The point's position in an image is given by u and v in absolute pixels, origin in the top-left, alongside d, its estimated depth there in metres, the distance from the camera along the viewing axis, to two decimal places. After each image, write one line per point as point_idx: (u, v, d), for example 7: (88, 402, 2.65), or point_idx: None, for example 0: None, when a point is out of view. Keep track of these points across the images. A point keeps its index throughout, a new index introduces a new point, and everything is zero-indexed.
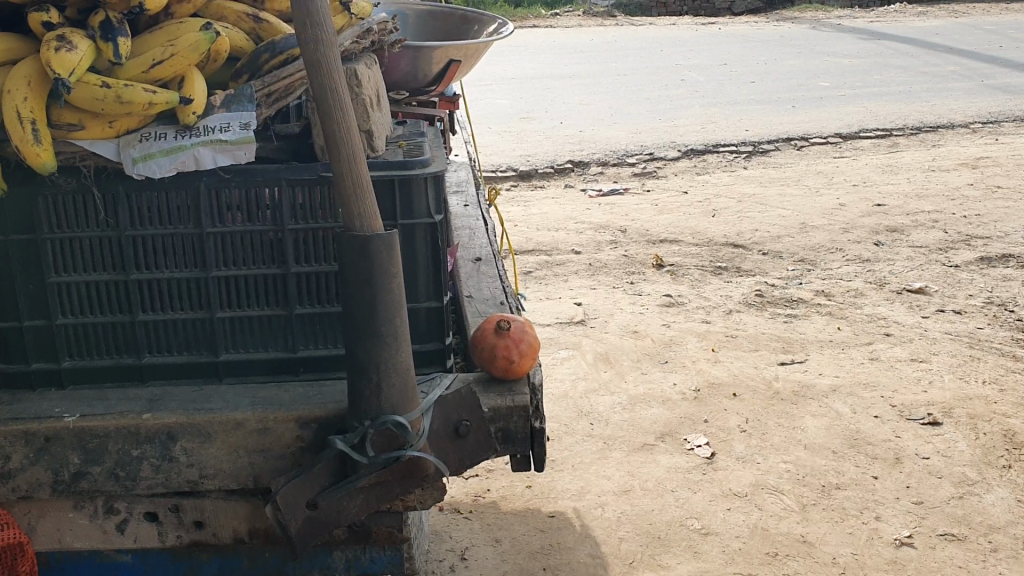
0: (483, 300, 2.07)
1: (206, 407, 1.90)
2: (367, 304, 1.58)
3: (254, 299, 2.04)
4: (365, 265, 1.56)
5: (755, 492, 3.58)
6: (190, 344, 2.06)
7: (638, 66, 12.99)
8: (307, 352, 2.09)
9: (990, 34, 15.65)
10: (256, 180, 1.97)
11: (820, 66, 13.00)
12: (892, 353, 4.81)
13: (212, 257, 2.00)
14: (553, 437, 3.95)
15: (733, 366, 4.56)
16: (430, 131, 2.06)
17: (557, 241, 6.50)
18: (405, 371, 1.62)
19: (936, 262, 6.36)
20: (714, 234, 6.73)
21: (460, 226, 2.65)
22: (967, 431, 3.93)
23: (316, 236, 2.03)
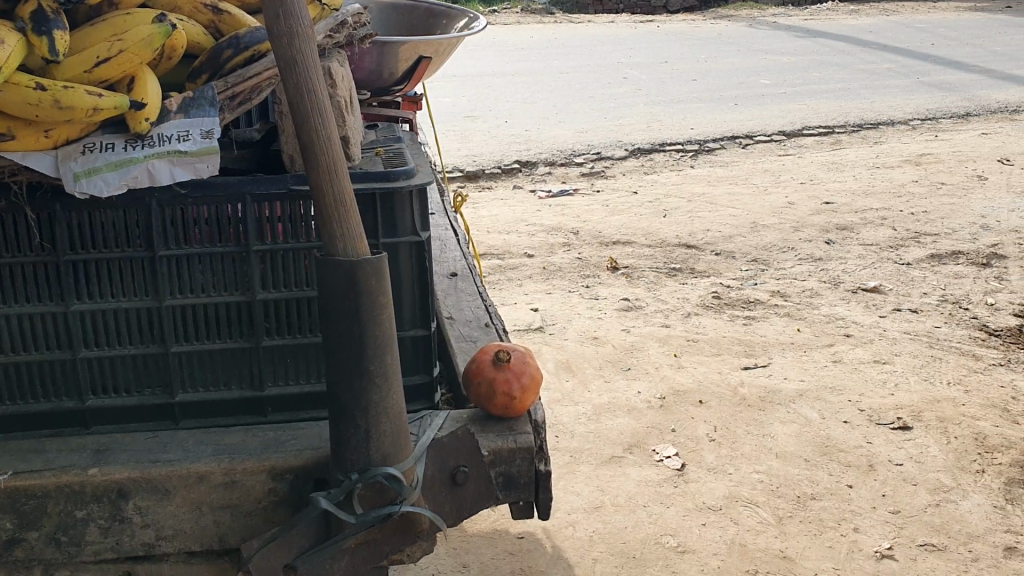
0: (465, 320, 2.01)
1: (165, 458, 1.83)
2: (353, 333, 1.56)
3: (213, 331, 1.96)
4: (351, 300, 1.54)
5: (729, 505, 3.47)
6: (144, 383, 1.98)
7: (579, 64, 12.87)
8: (276, 389, 2.03)
9: (920, 32, 15.92)
10: (215, 196, 1.89)
11: (760, 64, 13.04)
12: (854, 354, 4.75)
13: (166, 284, 1.92)
14: None
15: (698, 371, 4.44)
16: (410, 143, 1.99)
17: (508, 244, 6.33)
18: (396, 414, 1.62)
19: (887, 259, 6.35)
20: (666, 235, 6.63)
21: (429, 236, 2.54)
22: (938, 435, 3.89)
23: (283, 257, 1.96)
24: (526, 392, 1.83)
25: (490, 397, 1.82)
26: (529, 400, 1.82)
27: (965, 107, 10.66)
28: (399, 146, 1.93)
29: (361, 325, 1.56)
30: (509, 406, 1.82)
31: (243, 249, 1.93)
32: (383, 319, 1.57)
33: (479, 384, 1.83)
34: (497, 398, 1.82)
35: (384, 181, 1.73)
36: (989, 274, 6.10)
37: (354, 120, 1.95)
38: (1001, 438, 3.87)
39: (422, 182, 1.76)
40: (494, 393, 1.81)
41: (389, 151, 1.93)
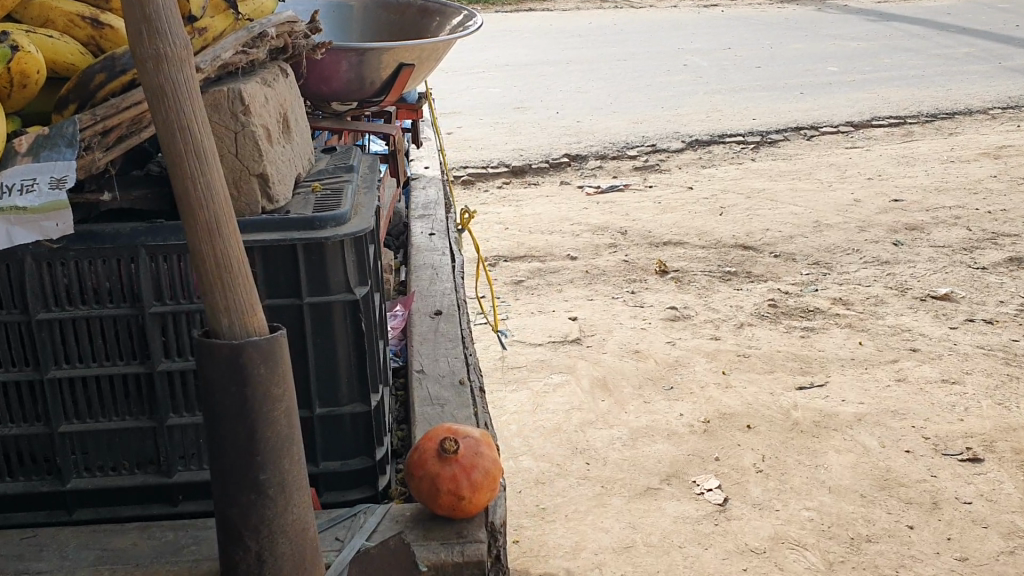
0: (435, 376, 1.95)
1: (35, 567, 1.57)
2: (241, 433, 1.33)
3: (107, 409, 1.67)
4: (236, 391, 1.30)
5: (775, 548, 3.17)
6: (32, 464, 1.70)
7: (638, 51, 12.45)
8: (183, 475, 1.73)
9: (1004, 14, 15.09)
10: (103, 250, 1.59)
11: (829, 50, 12.47)
12: (920, 372, 4.37)
13: (48, 354, 1.62)
14: (544, 480, 3.52)
15: (746, 392, 4.13)
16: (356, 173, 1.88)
17: (551, 245, 6.05)
18: (301, 528, 1.41)
19: (961, 263, 5.90)
20: (721, 235, 6.27)
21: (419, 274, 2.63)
22: (1013, 469, 3.52)
23: (182, 319, 1.64)
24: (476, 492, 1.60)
25: (432, 496, 1.59)
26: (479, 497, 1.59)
27: None
28: (345, 181, 1.82)
29: (250, 423, 1.32)
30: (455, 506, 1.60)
31: (138, 311, 1.63)
32: (276, 417, 1.34)
33: (420, 478, 1.61)
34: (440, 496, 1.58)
35: (309, 226, 1.57)
36: None
37: (282, 151, 1.79)
38: None
39: (353, 230, 1.57)
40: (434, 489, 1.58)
41: (329, 185, 1.81)
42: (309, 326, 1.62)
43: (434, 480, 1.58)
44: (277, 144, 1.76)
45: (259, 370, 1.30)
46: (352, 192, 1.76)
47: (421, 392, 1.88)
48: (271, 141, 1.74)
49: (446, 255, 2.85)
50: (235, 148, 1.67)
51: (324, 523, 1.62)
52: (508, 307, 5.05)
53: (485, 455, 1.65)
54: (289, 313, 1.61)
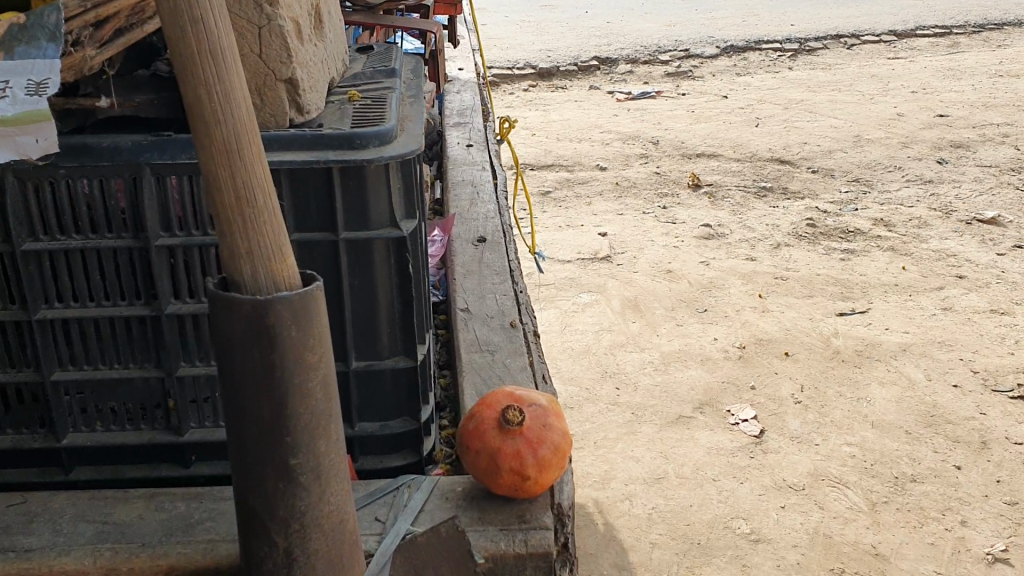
0: (483, 317, 1.82)
1: (25, 546, 1.33)
2: (265, 409, 0.95)
3: (107, 354, 1.43)
4: (256, 355, 0.93)
5: (814, 485, 3.03)
6: (22, 413, 1.48)
7: None
8: (195, 435, 1.50)
9: None
10: (100, 171, 1.34)
11: None
12: (966, 300, 4.17)
13: (37, 291, 1.38)
14: (573, 405, 3.37)
15: (784, 317, 3.94)
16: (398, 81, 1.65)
17: (580, 154, 5.79)
18: (345, 528, 1.05)
19: (1008, 185, 5.61)
20: (757, 148, 5.99)
21: (457, 198, 2.57)
22: None
23: (193, 254, 1.39)
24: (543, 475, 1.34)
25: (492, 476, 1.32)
26: (547, 477, 1.33)
27: None
28: (385, 92, 1.56)
29: (277, 397, 0.95)
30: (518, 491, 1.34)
31: (143, 244, 1.38)
32: (312, 387, 0.96)
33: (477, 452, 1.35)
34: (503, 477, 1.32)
35: (346, 144, 1.31)
36: None
37: (313, 51, 1.54)
38: None
39: (399, 151, 1.32)
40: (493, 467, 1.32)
41: (368, 94, 1.57)
42: (346, 264, 1.38)
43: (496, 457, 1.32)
44: (306, 44, 1.50)
45: (291, 328, 0.92)
46: (395, 103, 1.50)
47: (468, 335, 1.73)
48: (298, 41, 1.48)
49: (485, 170, 2.83)
50: (257, 44, 1.41)
51: (362, 494, 1.38)
52: (535, 220, 4.85)
53: (556, 429, 1.39)
54: (322, 248, 1.37)
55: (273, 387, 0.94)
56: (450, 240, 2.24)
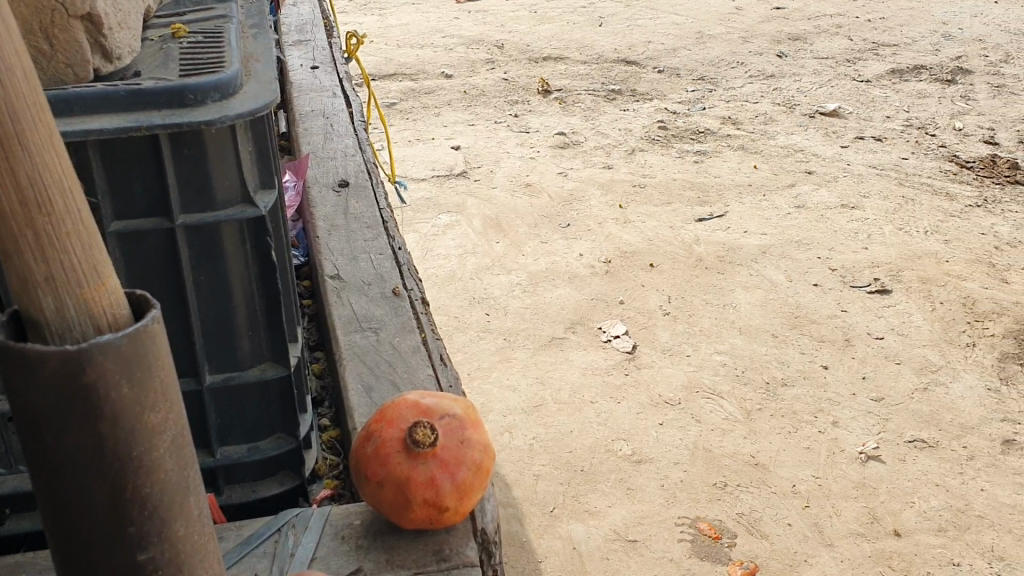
0: (359, 283, 1.76)
1: None
2: (97, 495, 0.72)
3: None
4: (73, 425, 0.69)
5: (689, 397, 2.99)
6: None
7: None
8: (7, 484, 1.32)
9: None
10: None
11: None
12: (818, 196, 4.21)
13: None
14: (441, 335, 3.21)
15: (646, 227, 3.87)
16: (233, 6, 1.38)
17: (422, 61, 5.49)
18: None
19: (845, 76, 5.65)
20: (603, 49, 5.82)
21: (308, 135, 2.43)
22: (920, 301, 3.46)
23: None
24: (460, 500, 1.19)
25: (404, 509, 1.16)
26: (465, 503, 1.17)
27: None
28: (222, 27, 1.27)
29: (110, 473, 0.71)
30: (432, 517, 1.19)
31: None
32: (159, 457, 0.73)
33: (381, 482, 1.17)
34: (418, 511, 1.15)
35: (180, 105, 1.03)
36: (956, 91, 5.45)
37: None
38: (992, 302, 3.45)
39: (246, 108, 1.03)
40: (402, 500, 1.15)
41: (198, 29, 1.27)
42: (189, 251, 1.17)
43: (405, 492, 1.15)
44: None
45: (119, 387, 0.68)
46: (235, 42, 1.21)
47: (346, 312, 1.66)
48: None
49: (337, 97, 2.67)
50: None
51: (233, 545, 1.18)
52: (382, 138, 4.58)
53: (474, 441, 1.21)
54: (156, 242, 1.15)
55: (102, 464, 0.71)
56: (309, 188, 2.14)
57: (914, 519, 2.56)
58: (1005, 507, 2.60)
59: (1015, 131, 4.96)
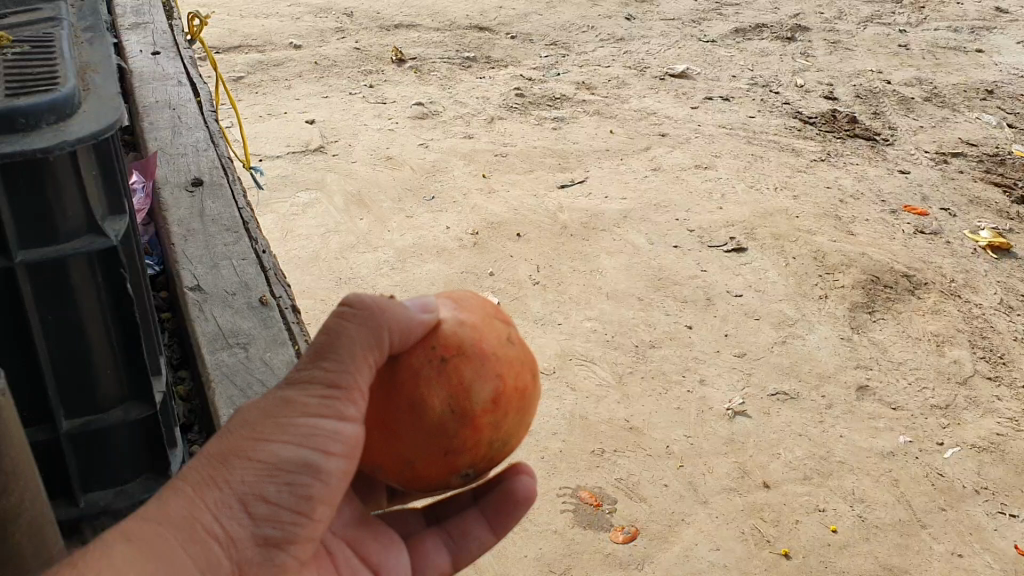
0: (221, 294, 1.71)
1: None
2: None
3: None
4: None
5: (563, 366, 3.01)
6: None
7: None
8: None
9: None
10: None
11: None
12: (673, 158, 4.29)
13: None
14: (308, 320, 3.11)
15: (510, 196, 3.88)
16: (61, 7, 1.46)
17: (267, 33, 5.27)
18: None
19: (690, 36, 5.72)
20: (454, 15, 5.69)
21: (153, 131, 2.33)
22: (774, 256, 3.60)
23: None
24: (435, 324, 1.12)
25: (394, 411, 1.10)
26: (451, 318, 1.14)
27: None
28: (48, 32, 1.33)
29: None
30: (434, 362, 1.10)
31: None
32: None
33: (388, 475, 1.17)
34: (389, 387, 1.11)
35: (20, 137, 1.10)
36: (796, 49, 5.63)
37: None
38: (841, 255, 3.62)
39: (87, 129, 1.11)
40: (383, 421, 1.12)
41: (24, 35, 1.32)
42: (35, 286, 1.22)
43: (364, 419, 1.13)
44: None
45: None
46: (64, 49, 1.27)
47: (208, 327, 1.63)
48: None
49: (182, 85, 2.58)
50: None
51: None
52: (230, 115, 4.38)
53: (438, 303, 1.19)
54: None
55: None
56: (160, 191, 2.05)
57: (781, 470, 2.67)
58: (863, 451, 2.75)
59: (851, 86, 5.18)
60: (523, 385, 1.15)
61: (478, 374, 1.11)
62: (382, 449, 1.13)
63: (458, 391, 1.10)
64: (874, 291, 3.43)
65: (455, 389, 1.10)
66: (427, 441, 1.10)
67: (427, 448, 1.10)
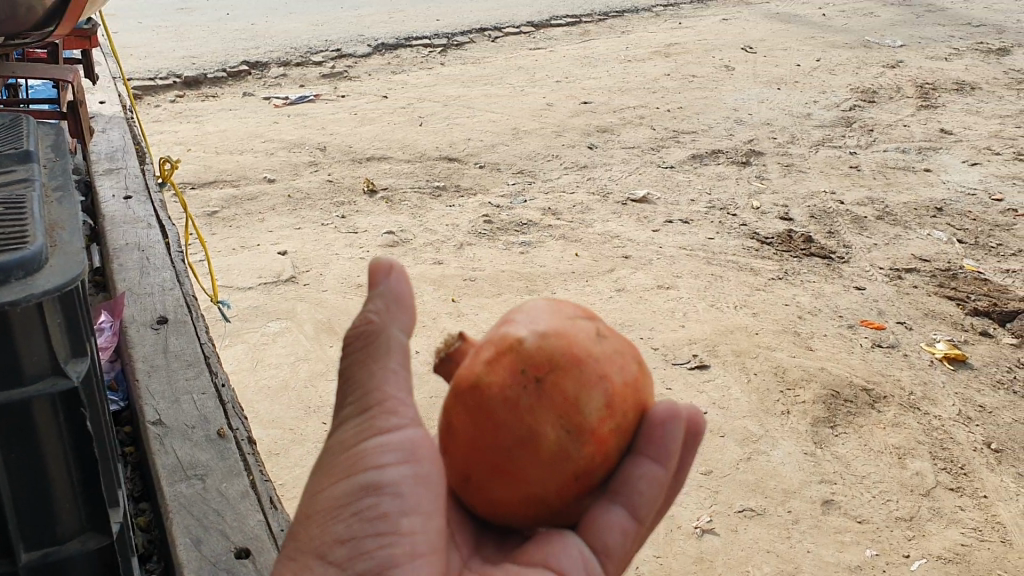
0: (181, 427, 1.78)
1: None
2: None
3: None
4: None
5: None
6: None
7: None
8: None
9: None
10: None
11: None
12: (636, 279, 4.42)
13: None
14: (278, 449, 3.13)
15: (478, 320, 3.96)
16: (35, 171, 1.57)
17: (242, 168, 5.43)
18: None
19: (651, 163, 5.95)
20: (423, 147, 5.90)
21: (122, 273, 2.44)
22: (737, 373, 3.68)
23: None
24: (515, 350, 1.30)
25: (508, 449, 1.27)
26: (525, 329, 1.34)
27: None
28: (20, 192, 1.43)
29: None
30: (530, 386, 1.27)
31: None
32: None
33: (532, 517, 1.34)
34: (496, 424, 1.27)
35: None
36: (752, 173, 5.86)
37: None
38: (801, 370, 3.71)
39: (54, 283, 1.20)
40: (506, 467, 1.28)
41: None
42: None
43: (485, 467, 1.29)
44: None
45: None
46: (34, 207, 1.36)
47: (167, 460, 1.70)
48: None
49: (153, 229, 2.72)
50: None
51: None
52: (204, 247, 4.48)
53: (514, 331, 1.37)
54: None
55: None
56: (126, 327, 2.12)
57: None
58: (831, 566, 2.77)
59: (806, 207, 5.39)
60: (621, 381, 1.31)
61: (575, 384, 1.27)
62: (511, 492, 1.30)
63: (565, 409, 1.27)
64: (835, 405, 3.51)
65: (561, 409, 1.27)
66: (556, 470, 1.27)
67: (557, 476, 1.27)
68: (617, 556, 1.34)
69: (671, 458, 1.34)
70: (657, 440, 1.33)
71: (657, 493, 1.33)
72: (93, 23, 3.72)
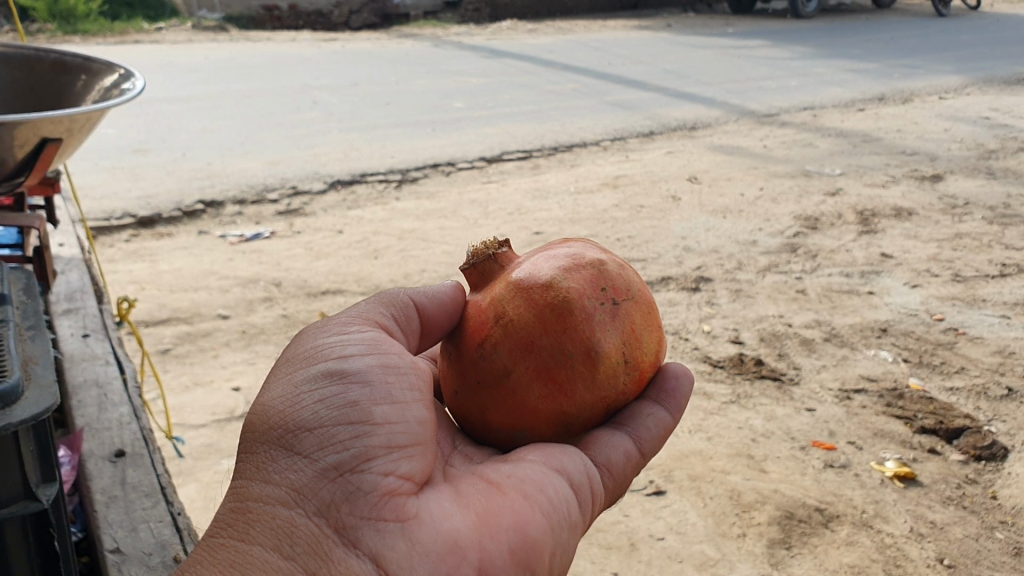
0: (137, 556, 2.26)
1: None
2: None
3: None
4: None
5: None
6: None
7: (249, 70, 11.44)
8: None
9: (598, 35, 15.91)
10: None
11: (445, 71, 12.23)
12: None
13: None
14: None
15: None
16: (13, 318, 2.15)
17: (196, 305, 5.48)
18: None
19: None
20: (379, 279, 5.99)
21: (82, 412, 2.80)
22: (693, 497, 3.72)
23: None
24: (603, 278, 1.98)
25: (568, 357, 1.90)
26: (603, 277, 1.98)
27: (660, 120, 10.36)
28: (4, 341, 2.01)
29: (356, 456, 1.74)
30: (606, 305, 1.95)
31: None
32: None
33: (536, 434, 1.97)
34: (573, 333, 1.90)
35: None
36: (701, 299, 6.02)
37: None
38: (755, 492, 3.76)
39: (33, 411, 1.82)
40: (557, 379, 1.90)
41: None
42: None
43: (543, 370, 1.90)
44: None
45: None
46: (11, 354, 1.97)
47: None
48: None
49: (110, 365, 3.04)
50: None
51: None
52: (158, 386, 4.49)
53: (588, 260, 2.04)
54: None
55: None
56: (91, 463, 2.57)
57: None
58: None
59: (755, 330, 5.54)
60: (656, 345, 2.04)
61: (639, 325, 1.98)
62: (547, 401, 1.92)
63: (629, 338, 1.96)
64: (790, 526, 3.54)
65: (626, 337, 1.95)
66: (592, 391, 1.92)
67: (593, 399, 1.93)
68: (614, 468, 1.97)
69: (674, 414, 2.07)
70: (667, 399, 2.07)
71: (653, 437, 2.03)
72: (57, 172, 3.83)
